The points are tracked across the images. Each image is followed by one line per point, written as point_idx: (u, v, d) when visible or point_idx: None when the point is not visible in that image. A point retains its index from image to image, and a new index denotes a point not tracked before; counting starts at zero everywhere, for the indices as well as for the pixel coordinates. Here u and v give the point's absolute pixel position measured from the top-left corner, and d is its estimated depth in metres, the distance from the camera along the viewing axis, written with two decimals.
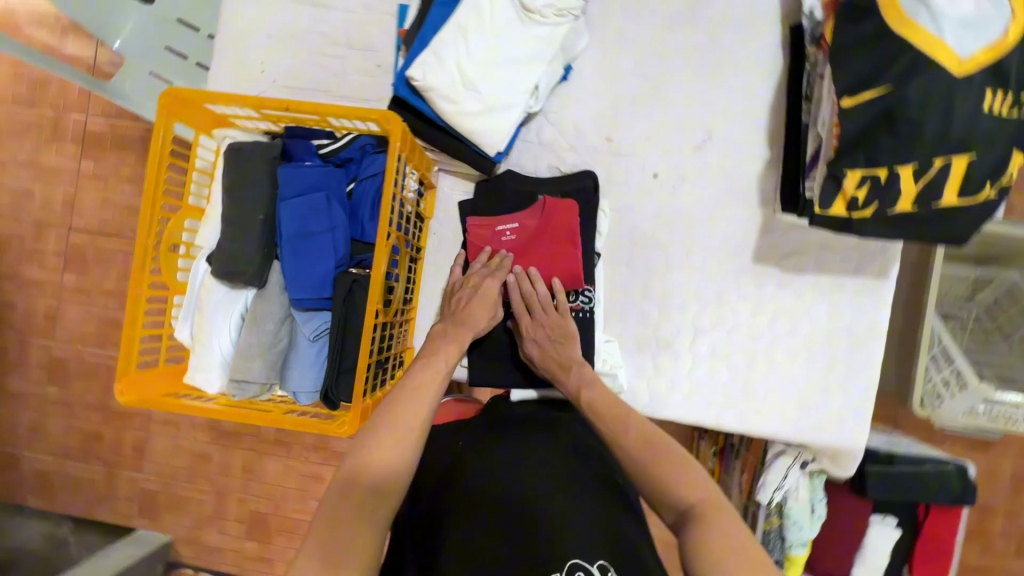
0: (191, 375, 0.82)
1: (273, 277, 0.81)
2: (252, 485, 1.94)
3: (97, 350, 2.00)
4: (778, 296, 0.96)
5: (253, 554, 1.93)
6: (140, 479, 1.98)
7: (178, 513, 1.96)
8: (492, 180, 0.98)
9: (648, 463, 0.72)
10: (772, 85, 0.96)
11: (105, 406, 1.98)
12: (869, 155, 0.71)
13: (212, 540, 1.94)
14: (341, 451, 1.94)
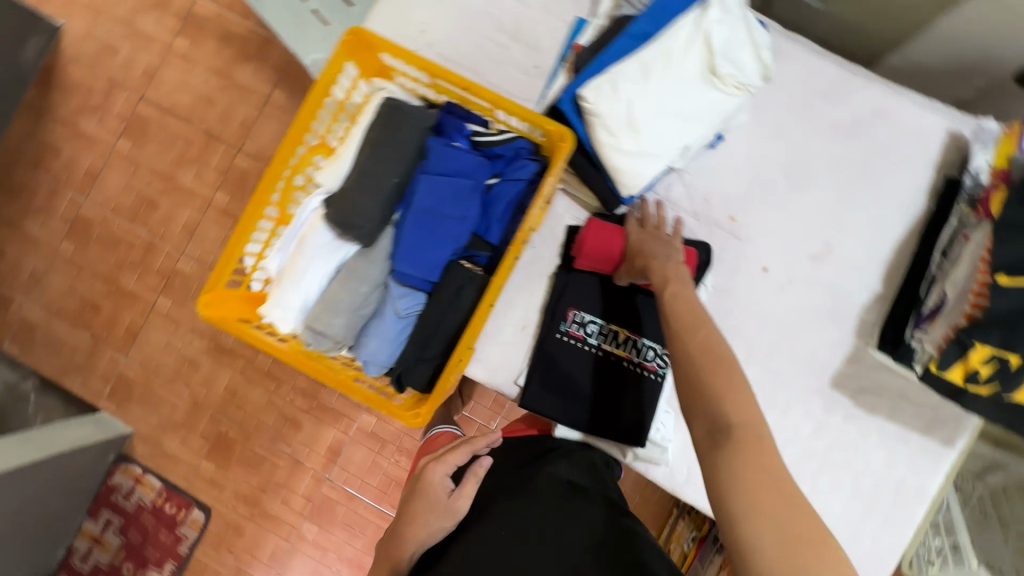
0: (268, 308, 0.80)
1: (382, 241, 0.79)
2: (229, 408, 1.92)
3: (126, 226, 1.98)
4: (840, 428, 0.95)
5: (207, 475, 1.91)
6: (122, 364, 1.95)
7: (148, 409, 1.94)
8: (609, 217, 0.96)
9: (688, 373, 0.74)
10: (908, 224, 0.96)
11: (114, 281, 1.96)
12: (1007, 336, 0.70)
13: (171, 447, 1.92)
14: (325, 407, 1.91)
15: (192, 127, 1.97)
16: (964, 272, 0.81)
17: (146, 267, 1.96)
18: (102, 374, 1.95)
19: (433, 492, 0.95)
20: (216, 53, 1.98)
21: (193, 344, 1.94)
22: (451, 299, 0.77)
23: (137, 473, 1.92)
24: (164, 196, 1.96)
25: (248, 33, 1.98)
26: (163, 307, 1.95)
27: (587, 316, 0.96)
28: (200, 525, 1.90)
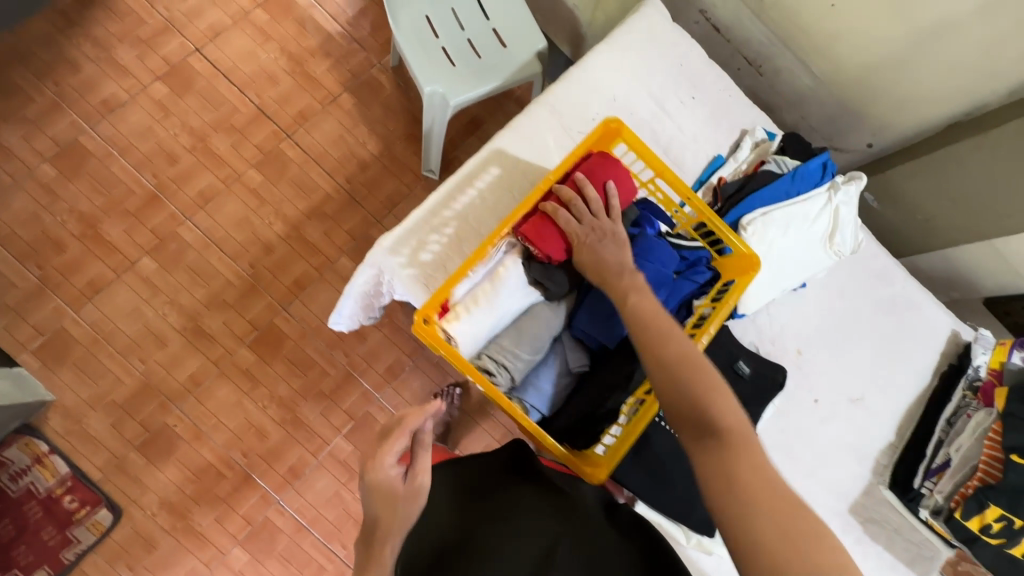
0: (455, 326, 0.90)
1: (565, 303, 1.00)
2: (187, 398, 1.70)
3: (130, 170, 1.77)
4: (851, 550, 1.12)
5: (131, 470, 1.64)
6: (67, 318, 1.67)
7: (82, 378, 1.65)
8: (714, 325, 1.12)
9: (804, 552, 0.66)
10: (919, 391, 1.21)
11: (94, 225, 1.72)
12: (1013, 502, 0.94)
13: (98, 429, 1.64)
14: (300, 422, 1.75)
15: (245, 97, 1.88)
16: (969, 441, 1.06)
17: (139, 221, 1.75)
18: (37, 324, 1.65)
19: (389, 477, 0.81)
20: (293, 38, 1.95)
21: (166, 317, 1.72)
22: (616, 362, 0.99)
23: (41, 452, 1.59)
24: (188, 153, 1.81)
25: (334, 33, 1.98)
26: (144, 269, 1.73)
27: None
28: (102, 529, 1.59)
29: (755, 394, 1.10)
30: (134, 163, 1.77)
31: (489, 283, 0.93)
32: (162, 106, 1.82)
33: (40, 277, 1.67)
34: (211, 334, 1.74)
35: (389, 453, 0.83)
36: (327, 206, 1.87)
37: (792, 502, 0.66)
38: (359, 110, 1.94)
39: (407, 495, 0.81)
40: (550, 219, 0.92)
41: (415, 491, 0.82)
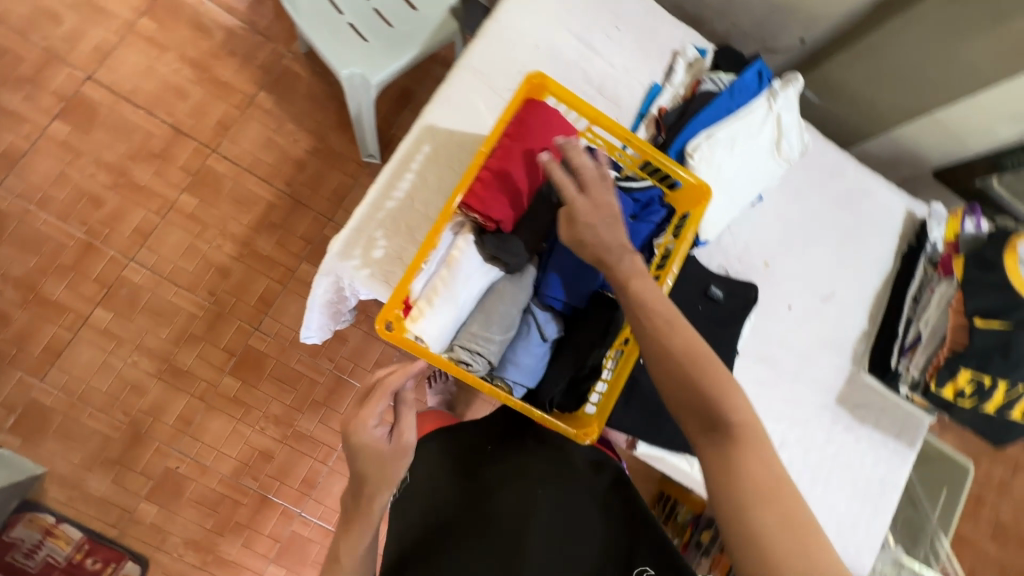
0: (421, 321, 0.84)
1: (528, 270, 0.94)
2: (182, 438, 1.67)
3: (55, 223, 1.66)
4: (843, 437, 1.19)
5: (146, 520, 1.63)
6: (35, 389, 1.60)
7: (68, 444, 1.61)
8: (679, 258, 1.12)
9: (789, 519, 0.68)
10: (884, 276, 1.25)
11: (35, 289, 1.63)
12: (981, 363, 0.99)
13: (100, 489, 1.61)
14: (302, 435, 1.75)
15: (156, 119, 1.75)
16: (935, 314, 1.11)
17: (81, 274, 1.66)
18: (6, 401, 1.59)
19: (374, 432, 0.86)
20: (190, 44, 1.80)
21: (139, 364, 1.67)
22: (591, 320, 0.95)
23: (48, 524, 1.56)
24: (112, 192, 1.70)
25: (232, 29, 1.83)
26: (101, 321, 1.66)
27: None
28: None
29: (731, 316, 1.12)
30: (59, 215, 1.67)
31: (445, 269, 0.88)
32: (69, 147, 1.69)
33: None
34: (188, 371, 1.70)
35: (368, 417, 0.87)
36: (273, 215, 1.80)
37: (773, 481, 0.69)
38: (281, 107, 1.83)
39: (394, 455, 0.87)
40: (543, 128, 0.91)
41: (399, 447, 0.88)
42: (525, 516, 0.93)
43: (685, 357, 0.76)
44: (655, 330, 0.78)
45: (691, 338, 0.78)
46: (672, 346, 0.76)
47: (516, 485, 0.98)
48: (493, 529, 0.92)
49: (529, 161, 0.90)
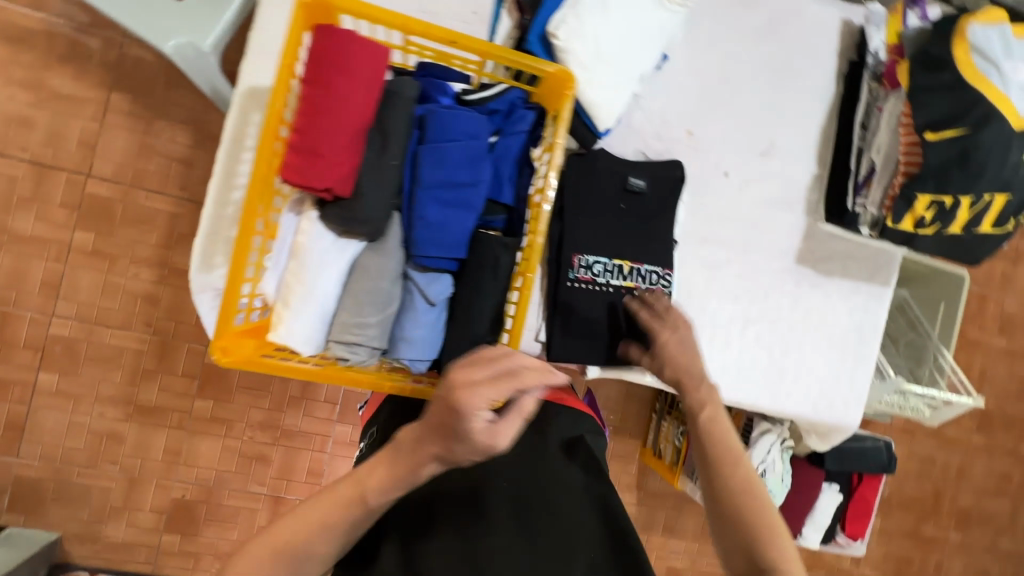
0: (279, 333, 0.68)
1: (392, 230, 0.72)
2: (179, 469, 1.66)
3: None
4: (810, 296, 1.09)
5: (172, 548, 1.67)
6: (16, 466, 1.58)
7: (71, 506, 1.61)
8: (585, 156, 0.97)
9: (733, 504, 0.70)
10: (827, 107, 1.09)
11: None
12: (938, 183, 0.85)
13: (118, 534, 1.64)
14: (293, 429, 1.75)
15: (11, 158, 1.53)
16: (886, 138, 0.97)
17: (8, 345, 1.56)
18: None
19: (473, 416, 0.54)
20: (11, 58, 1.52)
21: (106, 414, 1.62)
22: (479, 271, 0.73)
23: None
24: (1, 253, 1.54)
25: (45, 23, 1.53)
26: (50, 384, 1.59)
27: (591, 257, 0.96)
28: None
29: (657, 205, 0.99)
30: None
31: (290, 262, 0.70)
32: None
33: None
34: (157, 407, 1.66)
35: (487, 381, 0.55)
36: (179, 225, 1.64)
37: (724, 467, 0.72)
38: (139, 102, 1.57)
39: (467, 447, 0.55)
40: (331, 46, 0.63)
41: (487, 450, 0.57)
42: (473, 536, 0.66)
43: (731, 502, 0.70)
44: (715, 462, 0.73)
45: (750, 478, 0.71)
46: (724, 488, 0.71)
47: (487, 488, 0.69)
48: (459, 558, 0.65)
49: (343, 95, 0.64)
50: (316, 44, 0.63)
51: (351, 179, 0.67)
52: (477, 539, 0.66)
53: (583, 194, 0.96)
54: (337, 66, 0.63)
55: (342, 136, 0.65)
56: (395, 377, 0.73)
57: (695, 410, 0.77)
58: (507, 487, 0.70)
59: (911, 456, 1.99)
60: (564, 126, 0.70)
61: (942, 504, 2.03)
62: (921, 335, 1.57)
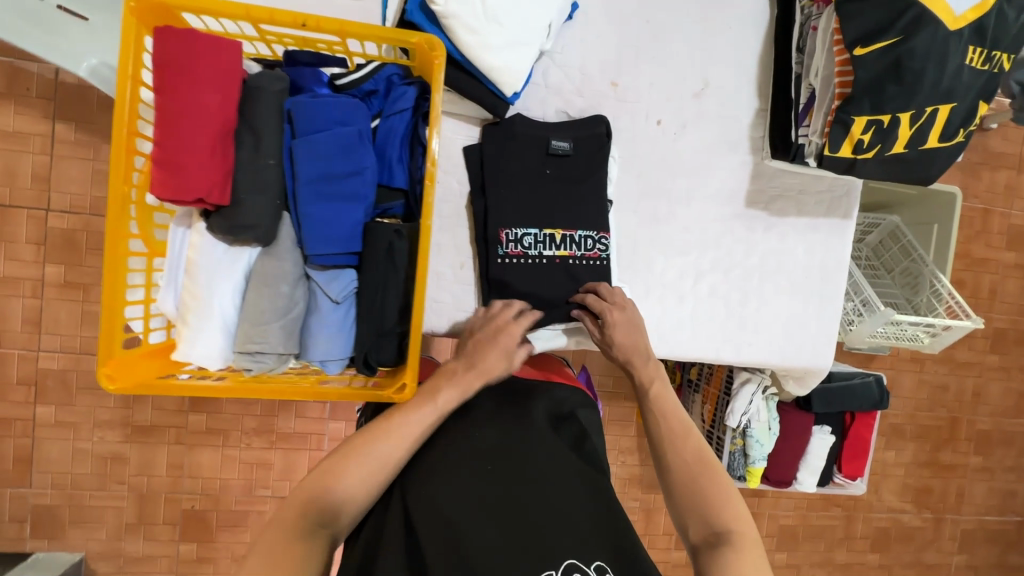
0: (184, 351, 0.67)
1: (283, 231, 0.69)
2: (185, 482, 1.54)
3: None
4: (765, 239, 1.04)
5: (193, 557, 1.57)
6: (30, 496, 1.48)
7: (88, 527, 1.51)
8: (501, 125, 0.92)
9: (694, 476, 0.75)
10: (761, 37, 1.01)
11: None
12: (875, 103, 0.78)
13: (138, 549, 1.53)
14: (290, 434, 1.60)
15: None
16: (822, 60, 0.89)
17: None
18: (10, 517, 1.47)
19: (501, 339, 0.80)
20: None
21: (105, 438, 1.49)
22: (374, 264, 0.68)
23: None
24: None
25: None
26: (47, 417, 1.46)
27: (519, 230, 0.92)
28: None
29: (585, 165, 0.94)
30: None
31: (185, 278, 0.68)
32: None
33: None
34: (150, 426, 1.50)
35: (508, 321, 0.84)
36: None
37: (682, 433, 0.79)
38: None
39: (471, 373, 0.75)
40: (172, 49, 0.60)
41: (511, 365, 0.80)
42: (461, 494, 0.65)
43: (687, 481, 0.75)
44: (668, 437, 0.79)
45: (702, 450, 0.78)
46: (678, 461, 0.77)
47: (482, 449, 0.70)
48: (448, 513, 0.63)
49: (194, 100, 0.61)
50: (158, 49, 0.59)
51: (225, 185, 0.64)
52: (467, 498, 0.65)
53: (504, 163, 0.92)
54: (182, 70, 0.60)
55: (202, 141, 0.61)
56: (312, 380, 0.71)
57: (645, 385, 0.86)
58: (499, 449, 0.70)
59: (921, 385, 1.82)
60: (439, 96, 0.65)
61: (960, 431, 1.86)
62: (916, 262, 1.46)
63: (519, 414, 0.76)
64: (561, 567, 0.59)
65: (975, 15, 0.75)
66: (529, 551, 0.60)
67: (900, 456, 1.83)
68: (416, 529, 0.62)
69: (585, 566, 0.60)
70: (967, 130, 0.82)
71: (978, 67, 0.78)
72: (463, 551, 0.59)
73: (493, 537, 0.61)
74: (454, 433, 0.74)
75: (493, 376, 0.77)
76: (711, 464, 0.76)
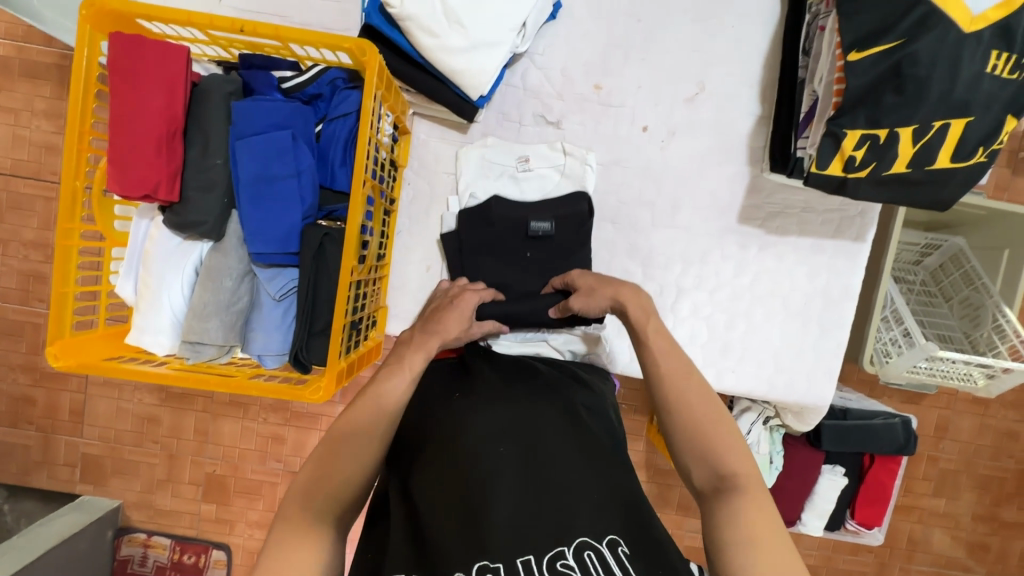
0: (136, 337, 0.72)
1: (231, 229, 0.72)
2: (209, 448, 1.46)
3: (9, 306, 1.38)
4: (760, 257, 0.96)
5: (212, 517, 1.47)
6: (80, 444, 1.45)
7: (125, 480, 1.47)
8: (479, 207, 0.92)
9: (701, 422, 0.67)
10: (769, 36, 0.92)
11: (30, 361, 1.41)
12: (872, 115, 0.70)
13: (165, 503, 1.47)
14: (304, 411, 1.45)
15: (44, 181, 1.34)
16: (826, 65, 0.78)
17: (38, 340, 1.40)
18: (62, 460, 1.46)
19: (455, 308, 0.81)
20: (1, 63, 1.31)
21: (143, 398, 1.44)
22: (314, 267, 0.71)
23: (144, 539, 1.48)
24: (45, 266, 1.36)
25: None
26: (98, 376, 1.43)
27: (480, 242, 0.91)
28: (226, 566, 1.48)
29: (568, 243, 0.91)
30: (3, 298, 1.37)
31: (141, 268, 0.73)
32: None
33: (12, 425, 1.44)
34: (186, 392, 1.45)
35: (465, 290, 0.85)
36: None
37: (682, 370, 0.71)
38: None
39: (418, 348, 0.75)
40: (123, 54, 0.65)
41: (468, 331, 0.82)
42: (466, 473, 0.65)
43: (687, 428, 0.67)
44: (668, 379, 0.70)
45: (707, 391, 0.69)
46: (677, 404, 0.68)
47: (488, 431, 0.70)
48: (457, 476, 0.65)
49: (142, 102, 0.65)
50: (113, 55, 0.65)
51: (172, 183, 0.68)
52: (473, 474, 0.65)
53: (481, 250, 0.92)
54: (132, 74, 0.65)
55: (149, 142, 0.66)
56: (246, 373, 0.73)
57: (641, 320, 0.74)
58: (509, 426, 0.71)
59: (984, 430, 1.53)
60: (372, 99, 0.66)
61: None
62: (978, 292, 1.23)
63: (523, 395, 0.76)
64: (572, 543, 0.59)
65: (999, 14, 0.65)
66: (546, 527, 0.61)
67: (953, 505, 1.55)
68: (432, 496, 0.64)
69: (598, 542, 0.59)
70: (988, 149, 0.70)
71: (1003, 77, 0.67)
72: (477, 523, 0.60)
73: (506, 514, 0.61)
74: (458, 412, 0.74)
75: (451, 337, 0.78)
76: (713, 404, 0.68)
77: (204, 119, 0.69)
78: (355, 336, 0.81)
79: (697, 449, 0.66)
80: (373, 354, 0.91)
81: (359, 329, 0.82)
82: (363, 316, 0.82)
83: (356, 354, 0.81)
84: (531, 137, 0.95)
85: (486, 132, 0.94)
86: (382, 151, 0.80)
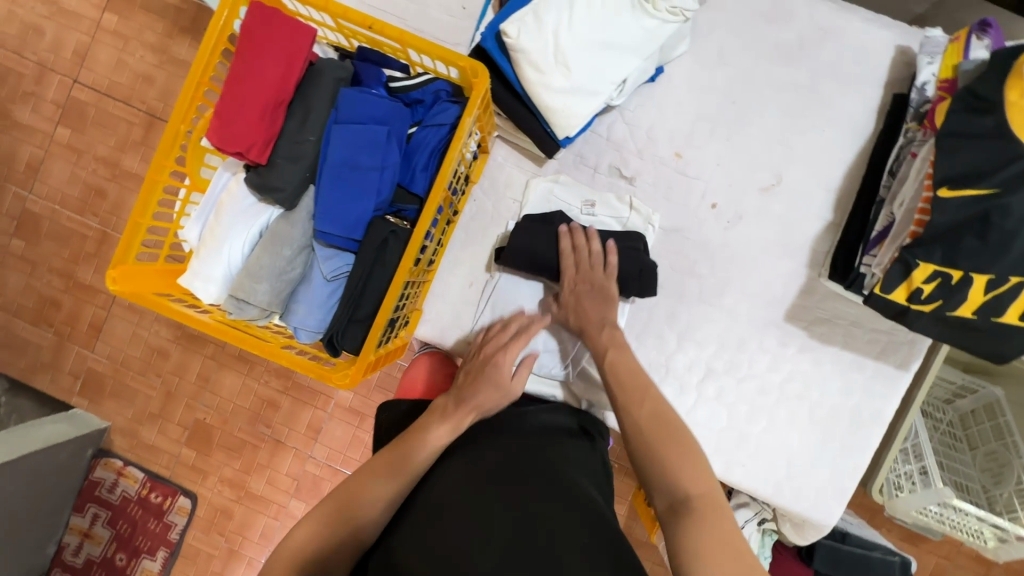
0: (189, 279, 0.75)
1: (304, 202, 0.75)
2: (205, 396, 1.47)
3: (67, 213, 1.44)
4: (796, 359, 0.94)
5: (189, 463, 1.48)
6: (89, 358, 1.49)
7: (119, 405, 1.49)
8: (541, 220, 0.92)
9: (653, 442, 0.71)
10: (855, 148, 0.93)
11: (67, 268, 1.46)
12: (947, 254, 0.70)
13: (150, 437, 1.49)
14: (305, 385, 1.45)
15: (132, 107, 1.41)
16: (910, 191, 0.78)
17: (82, 250, 1.45)
18: (68, 369, 1.49)
19: (492, 373, 0.83)
20: None
21: (160, 331, 1.48)
22: (370, 257, 0.73)
23: (119, 466, 1.49)
24: (109, 183, 1.42)
25: None
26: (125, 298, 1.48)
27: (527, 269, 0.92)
28: (188, 516, 1.47)
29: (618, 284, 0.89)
30: (64, 204, 1.44)
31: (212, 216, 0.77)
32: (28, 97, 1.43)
33: (34, 322, 1.49)
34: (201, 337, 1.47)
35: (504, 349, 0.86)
36: None
37: (641, 388, 0.77)
38: None
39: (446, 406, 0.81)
40: (258, 22, 0.69)
41: (507, 395, 0.83)
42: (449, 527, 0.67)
43: (646, 449, 0.71)
44: (624, 402, 0.77)
45: (661, 408, 0.75)
46: (634, 423, 0.74)
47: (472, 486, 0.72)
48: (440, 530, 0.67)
49: (261, 68, 0.69)
50: (248, 23, 0.70)
51: (264, 144, 0.71)
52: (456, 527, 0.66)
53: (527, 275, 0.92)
54: (259, 41, 0.69)
55: (256, 105, 0.69)
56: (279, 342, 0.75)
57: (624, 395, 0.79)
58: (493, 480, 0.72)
59: None
60: (470, 118, 0.70)
61: None
62: (1008, 449, 1.17)
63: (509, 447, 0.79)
64: None
65: None
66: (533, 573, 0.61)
67: None
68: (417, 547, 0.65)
69: None
70: None
71: None
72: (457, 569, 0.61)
73: (491, 564, 0.62)
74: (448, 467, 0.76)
75: (486, 409, 0.81)
76: (669, 422, 0.73)
77: (310, 97, 0.72)
78: (389, 333, 0.82)
79: (654, 474, 0.69)
80: (397, 353, 0.91)
81: (394, 327, 0.83)
82: (400, 316, 0.83)
83: (385, 350, 0.83)
84: (602, 184, 0.96)
85: (560, 170, 0.97)
86: (461, 166, 0.82)
